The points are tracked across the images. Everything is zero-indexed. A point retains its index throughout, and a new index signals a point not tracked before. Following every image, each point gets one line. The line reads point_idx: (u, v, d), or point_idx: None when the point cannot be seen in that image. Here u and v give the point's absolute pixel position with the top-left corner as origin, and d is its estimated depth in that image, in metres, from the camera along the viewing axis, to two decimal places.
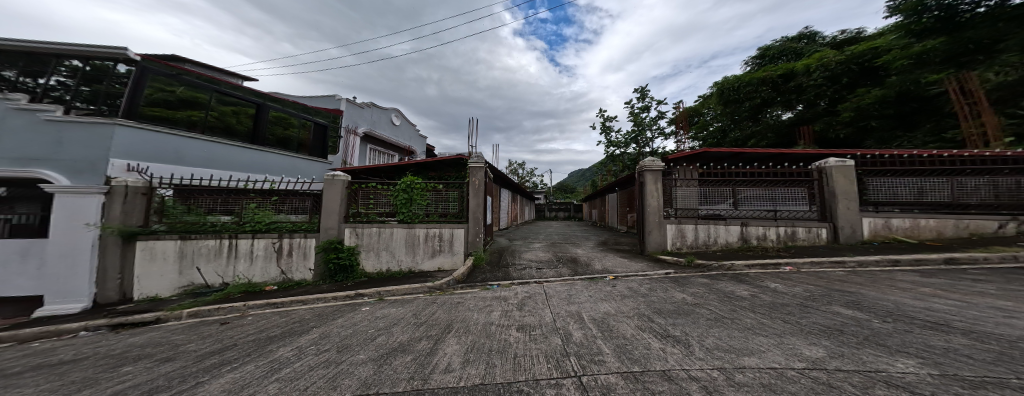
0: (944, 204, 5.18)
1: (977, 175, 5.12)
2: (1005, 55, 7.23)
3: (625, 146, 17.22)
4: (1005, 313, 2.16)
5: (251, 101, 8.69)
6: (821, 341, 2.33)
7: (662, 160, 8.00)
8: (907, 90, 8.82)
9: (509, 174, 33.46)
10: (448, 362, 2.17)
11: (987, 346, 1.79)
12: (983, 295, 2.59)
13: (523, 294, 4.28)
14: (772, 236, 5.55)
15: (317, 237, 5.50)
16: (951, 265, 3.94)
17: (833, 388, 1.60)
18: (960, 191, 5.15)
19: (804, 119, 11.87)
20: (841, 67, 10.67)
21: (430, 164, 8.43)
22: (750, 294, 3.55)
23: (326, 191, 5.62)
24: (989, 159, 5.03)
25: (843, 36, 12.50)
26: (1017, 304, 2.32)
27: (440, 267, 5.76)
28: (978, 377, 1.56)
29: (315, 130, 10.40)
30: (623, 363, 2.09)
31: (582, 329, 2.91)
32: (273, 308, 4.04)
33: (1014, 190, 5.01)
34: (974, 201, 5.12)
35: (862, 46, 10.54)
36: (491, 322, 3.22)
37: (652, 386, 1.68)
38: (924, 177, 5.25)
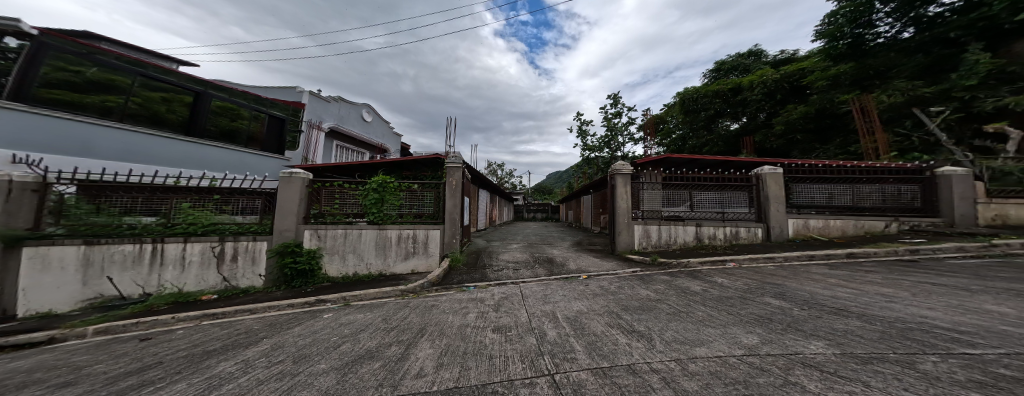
0: (846, 207, 6.06)
1: (872, 183, 6.02)
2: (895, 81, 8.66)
3: (600, 150, 17.96)
4: (886, 298, 2.59)
5: (189, 88, 7.77)
6: (757, 329, 2.61)
7: (632, 164, 8.44)
8: (824, 108, 10.15)
9: (488, 174, 33.37)
10: (421, 366, 2.13)
11: (875, 327, 2.12)
12: (872, 283, 3.09)
13: (500, 295, 4.29)
14: (722, 236, 6.09)
15: (270, 240, 5.07)
16: (850, 259, 4.62)
17: (765, 371, 1.80)
18: (858, 195, 6.04)
19: (747, 130, 13.23)
20: (776, 84, 12.06)
21: (405, 164, 8.13)
22: (702, 289, 3.88)
23: (282, 190, 5.21)
24: (878, 169, 6.00)
25: (781, 55, 14.13)
26: (894, 290, 2.79)
27: (414, 269, 5.58)
28: (868, 353, 1.84)
29: (270, 124, 9.57)
30: (594, 359, 2.18)
31: (556, 328, 2.98)
32: (211, 319, 3.63)
33: (895, 195, 6.01)
34: (869, 204, 6.03)
35: (794, 66, 12.02)
36: (468, 323, 3.20)
37: (618, 380, 1.77)
38: (833, 184, 6.09)
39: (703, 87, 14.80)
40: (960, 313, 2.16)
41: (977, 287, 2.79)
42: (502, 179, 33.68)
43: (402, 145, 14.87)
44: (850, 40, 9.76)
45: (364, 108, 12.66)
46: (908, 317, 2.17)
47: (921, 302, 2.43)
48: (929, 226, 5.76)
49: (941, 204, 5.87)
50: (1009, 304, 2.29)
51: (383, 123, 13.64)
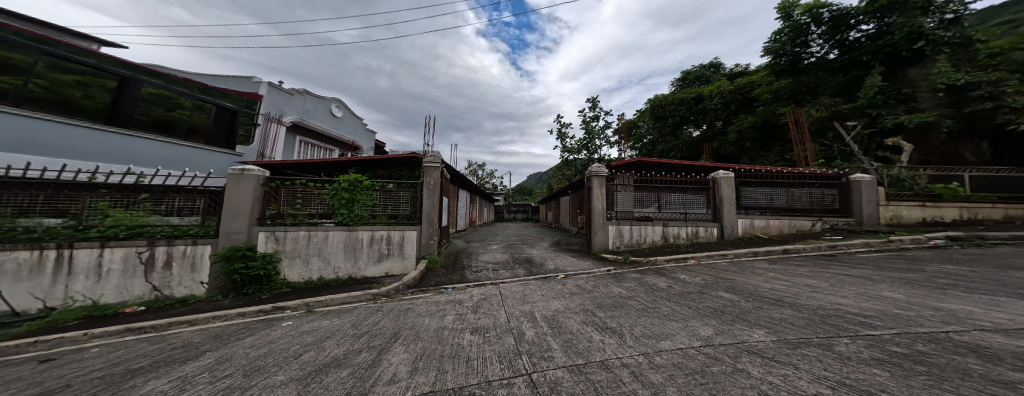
0: (783, 208, 6.74)
1: (802, 187, 6.77)
2: (822, 97, 9.95)
3: (579, 152, 18.48)
4: (811, 288, 2.93)
5: (112, 72, 6.84)
6: (712, 321, 2.80)
7: (607, 167, 8.71)
8: (767, 119, 11.31)
9: (468, 174, 32.98)
10: (394, 371, 2.04)
11: (803, 314, 2.38)
12: (802, 275, 3.48)
13: (478, 296, 4.23)
14: (686, 235, 6.52)
15: (215, 244, 4.61)
16: (786, 254, 5.15)
17: (719, 360, 1.94)
18: (792, 198, 6.74)
19: (707, 137, 14.33)
20: (731, 95, 13.25)
21: (379, 163, 7.76)
22: (667, 285, 4.12)
23: (231, 188, 4.76)
24: (804, 175, 6.81)
25: (735, 69, 15.53)
26: (817, 281, 3.17)
27: (388, 272, 5.35)
28: (798, 338, 2.06)
29: (217, 115, 8.73)
30: (569, 357, 2.22)
31: (534, 327, 3.00)
32: (136, 334, 3.20)
33: (820, 198, 6.80)
34: (801, 206, 6.75)
35: (746, 79, 13.25)
36: (444, 326, 3.11)
37: (592, 376, 1.82)
38: (774, 188, 6.74)
39: (671, 95, 15.76)
40: (865, 300, 2.49)
41: (879, 276, 3.26)
42: (483, 180, 33.54)
43: (376, 143, 14.18)
44: (786, 59, 11.38)
45: (333, 103, 11.97)
46: (828, 304, 2.47)
47: (837, 291, 2.78)
48: (847, 224, 6.66)
49: (853, 205, 6.76)
50: (898, 290, 2.69)
51: (355, 119, 12.92)
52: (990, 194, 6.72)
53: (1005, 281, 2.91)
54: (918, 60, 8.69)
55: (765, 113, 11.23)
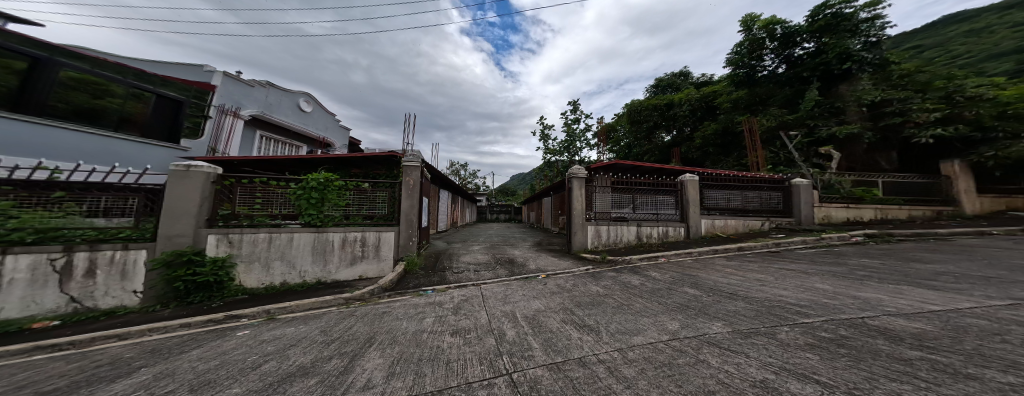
0: (740, 209, 7.30)
1: (754, 190, 7.41)
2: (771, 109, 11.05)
3: (560, 153, 18.86)
4: (761, 282, 3.21)
5: (20, 52, 5.95)
6: (679, 316, 2.96)
7: (586, 169, 8.92)
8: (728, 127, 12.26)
9: (450, 174, 32.44)
10: (368, 377, 1.94)
11: (753, 306, 2.59)
12: (754, 270, 3.80)
13: (459, 298, 4.15)
14: (657, 235, 6.87)
15: (154, 248, 4.15)
16: (741, 251, 5.61)
17: (684, 352, 2.05)
18: (747, 200, 7.34)
19: (677, 142, 15.22)
20: (698, 103, 14.18)
21: (354, 162, 7.35)
22: (640, 283, 4.31)
23: (173, 186, 4.30)
24: (755, 179, 7.46)
25: (702, 78, 16.66)
26: (766, 275, 3.48)
27: (362, 275, 5.10)
28: (752, 328, 2.22)
29: (159, 105, 7.74)
30: (549, 355, 2.24)
31: (515, 327, 3.00)
32: (52, 352, 2.78)
33: (768, 200, 7.45)
34: (754, 207, 7.36)
35: (711, 89, 14.24)
36: (423, 329, 3.01)
37: (570, 373, 1.86)
38: (732, 190, 7.30)
39: (645, 101, 16.55)
40: (801, 291, 2.78)
41: (815, 269, 3.65)
42: (465, 180, 33.19)
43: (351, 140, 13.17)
44: (743, 71, 12.19)
45: (302, 97, 10.90)
46: (772, 296, 2.71)
47: (781, 283, 3.07)
48: (789, 224, 7.39)
49: (794, 206, 7.48)
50: (825, 281, 3.04)
51: (327, 115, 11.87)
52: (895, 197, 7.82)
53: (907, 271, 3.41)
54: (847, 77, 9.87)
55: (725, 121, 12.16)
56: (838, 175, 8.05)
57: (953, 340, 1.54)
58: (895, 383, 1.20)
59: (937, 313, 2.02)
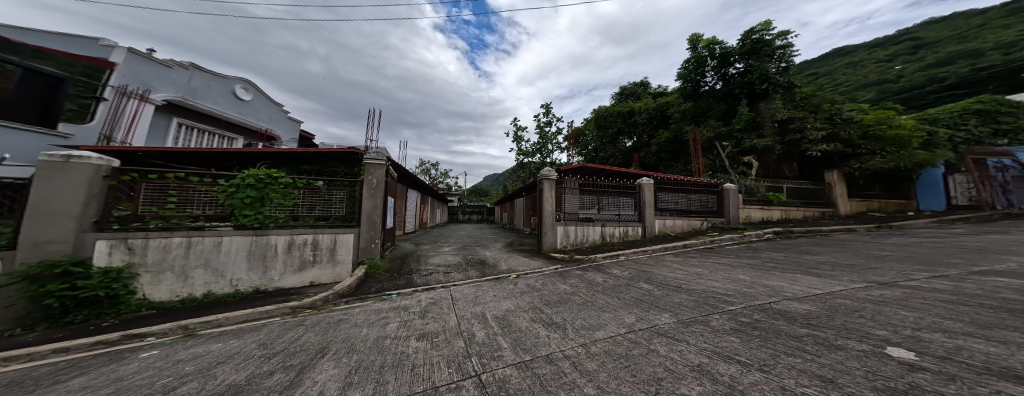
0: (686, 210, 8.12)
1: (696, 193, 8.28)
2: (711, 120, 12.44)
3: (533, 155, 19.22)
4: (702, 275, 3.59)
5: None
6: (634, 309, 3.12)
7: (557, 171, 9.17)
8: (677, 136, 13.48)
9: (420, 173, 31.15)
10: (318, 391, 1.73)
11: (696, 297, 2.86)
12: (697, 265, 4.24)
13: (427, 300, 3.88)
14: (618, 234, 7.31)
15: (13, 258, 3.24)
16: (688, 247, 6.22)
17: (639, 344, 2.19)
18: (691, 202, 8.18)
19: (637, 147, 16.40)
20: (655, 112, 15.42)
21: (306, 157, 6.66)
22: (603, 280, 4.54)
23: (45, 180, 3.42)
24: (695, 183, 8.36)
25: (658, 90, 18.22)
26: (705, 269, 3.90)
27: (313, 281, 4.62)
28: (698, 316, 2.43)
29: (27, 81, 6.10)
30: (518, 353, 2.23)
31: (484, 328, 2.92)
32: None
33: (706, 202, 8.38)
34: (697, 208, 8.24)
35: (666, 99, 15.55)
36: (386, 335, 2.74)
37: (538, 371, 1.87)
38: (680, 193, 8.09)
39: (611, 107, 17.58)
40: (728, 282, 3.17)
41: (743, 262, 4.19)
42: (436, 179, 32.10)
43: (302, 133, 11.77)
44: (690, 85, 13.15)
45: (238, 83, 9.16)
46: (708, 288, 3.05)
47: (718, 276, 3.47)
48: (722, 223, 8.38)
49: (727, 208, 8.48)
50: (746, 272, 3.53)
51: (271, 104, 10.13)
52: (795, 200, 9.36)
53: (803, 261, 4.11)
54: (763, 97, 11.59)
55: (675, 130, 13.39)
56: (757, 182, 9.34)
57: (829, 318, 1.92)
58: (791, 357, 1.43)
59: (821, 296, 2.46)
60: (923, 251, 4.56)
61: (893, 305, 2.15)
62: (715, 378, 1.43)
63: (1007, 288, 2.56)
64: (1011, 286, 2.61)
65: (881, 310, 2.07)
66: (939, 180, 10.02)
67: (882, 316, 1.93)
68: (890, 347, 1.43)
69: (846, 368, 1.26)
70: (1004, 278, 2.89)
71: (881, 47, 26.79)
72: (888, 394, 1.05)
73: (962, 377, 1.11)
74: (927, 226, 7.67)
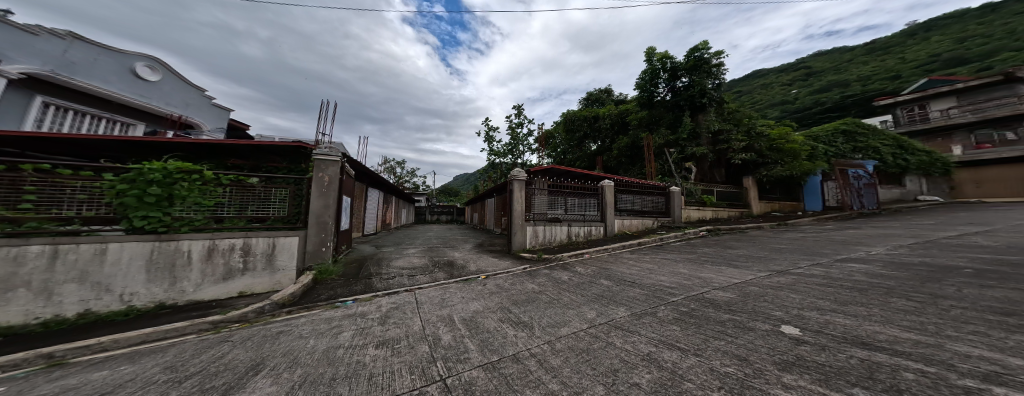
0: (641, 211, 8.87)
1: (649, 195, 9.08)
2: (661, 128, 13.44)
3: (504, 155, 19.32)
4: (654, 270, 3.92)
5: None
6: (594, 304, 3.26)
7: (526, 172, 9.30)
8: (634, 143, 14.58)
9: (384, 172, 29.24)
10: None
11: (650, 291, 3.10)
12: (651, 261, 4.63)
13: (388, 306, 3.54)
14: (583, 234, 7.68)
15: None
16: (643, 245, 6.79)
17: (599, 338, 2.30)
18: (645, 204, 8.97)
19: (599, 151, 17.33)
20: (617, 118, 16.51)
21: (237, 149, 5.73)
22: (568, 278, 4.71)
23: None
24: (648, 186, 9.17)
25: (620, 97, 19.58)
26: (655, 265, 4.29)
27: (243, 292, 4.01)
28: (651, 308, 2.63)
29: None
30: (484, 354, 2.17)
31: (451, 330, 2.77)
32: None
33: (657, 203, 9.26)
34: (649, 209, 9.05)
35: (625, 107, 16.53)
36: (339, 344, 2.40)
37: (504, 371, 1.85)
38: (636, 195, 8.81)
39: (578, 112, 18.41)
40: (673, 275, 3.53)
41: (686, 257, 4.70)
42: (401, 178, 30.39)
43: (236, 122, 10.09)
44: (645, 94, 14.07)
45: (139, 59, 7.37)
46: (656, 282, 3.36)
47: (666, 270, 3.83)
48: (669, 223, 9.33)
49: (673, 209, 9.46)
50: (686, 266, 3.97)
51: (187, 86, 8.39)
52: (721, 202, 10.89)
53: (729, 255, 4.78)
54: (699, 109, 12.91)
55: (633, 137, 14.47)
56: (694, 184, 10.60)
57: (744, 303, 2.26)
58: (719, 340, 1.63)
59: (743, 284, 2.87)
60: (815, 243, 5.63)
61: (794, 290, 2.59)
62: (660, 365, 1.56)
63: (861, 271, 3.28)
64: (861, 270, 3.36)
65: (785, 294, 2.47)
66: (818, 187, 12.33)
67: (782, 299, 2.32)
68: (783, 325, 1.75)
69: (755, 347, 1.49)
70: (856, 263, 3.72)
71: (788, 75, 32.43)
72: (783, 366, 1.27)
73: (829, 347, 1.44)
74: (817, 223, 9.47)
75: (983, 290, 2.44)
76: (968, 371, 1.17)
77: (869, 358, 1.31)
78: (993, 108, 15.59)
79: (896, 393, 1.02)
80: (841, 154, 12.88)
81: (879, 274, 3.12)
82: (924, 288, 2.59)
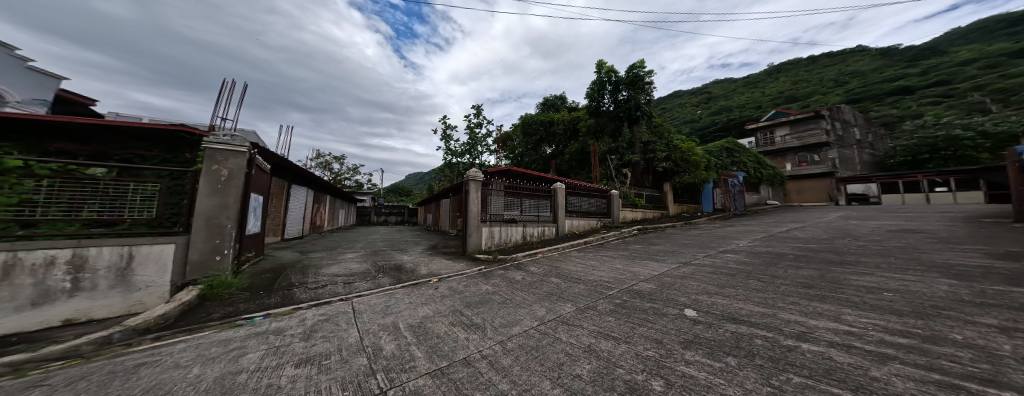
0: (588, 212, 9.69)
1: (595, 198, 10.01)
2: (604, 136, 14.94)
3: (461, 155, 18.85)
4: (596, 267, 4.32)
5: None
6: (545, 302, 3.39)
7: (484, 173, 9.21)
8: (582, 149, 15.84)
9: (319, 167, 25.40)
10: None
11: (593, 286, 3.38)
12: (594, 258, 5.07)
13: (315, 318, 3.03)
14: (538, 234, 7.98)
15: None
16: (589, 243, 7.42)
17: (547, 334, 2.40)
18: (591, 206, 9.84)
19: (554, 155, 18.32)
20: (570, 124, 17.69)
21: (70, 128, 4.07)
22: (522, 277, 4.81)
23: None
24: (594, 190, 10.06)
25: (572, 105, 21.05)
26: (598, 261, 4.71)
27: (70, 319, 2.88)
28: (594, 301, 2.86)
29: None
30: (433, 361, 2.03)
31: (395, 339, 2.52)
32: None
33: (601, 206, 10.26)
34: (594, 210, 9.97)
35: (577, 114, 17.74)
36: (241, 369, 1.94)
37: (454, 376, 1.75)
38: (584, 198, 9.60)
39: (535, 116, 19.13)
40: (611, 271, 3.93)
41: (623, 254, 5.30)
42: (339, 174, 26.79)
43: (64, 97, 8.06)
44: (593, 104, 15.35)
45: None
46: (598, 277, 3.69)
47: (606, 266, 4.25)
48: (610, 223, 10.43)
49: (613, 210, 10.61)
50: (621, 262, 4.48)
51: None
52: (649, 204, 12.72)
53: (656, 250, 5.58)
54: (635, 121, 14.66)
55: (582, 144, 15.74)
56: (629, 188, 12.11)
57: (664, 292, 2.65)
58: (643, 327, 1.86)
59: (664, 275, 3.37)
60: (715, 238, 6.98)
61: (700, 278, 3.16)
62: (599, 356, 1.69)
63: (739, 259, 4.22)
64: (734, 258, 4.33)
65: (694, 282, 2.99)
66: (710, 194, 15.07)
67: (687, 287, 2.80)
68: (686, 309, 2.10)
69: (668, 330, 1.74)
70: (735, 253, 4.79)
71: (699, 102, 39.73)
72: (686, 344, 1.52)
73: (713, 324, 1.79)
74: (714, 222, 11.89)
75: (811, 270, 3.38)
76: (798, 335, 1.59)
77: (740, 330, 1.67)
78: (809, 136, 21.42)
79: (754, 358, 1.31)
80: (722, 166, 16.32)
81: (743, 261, 4.07)
82: (770, 270, 3.47)
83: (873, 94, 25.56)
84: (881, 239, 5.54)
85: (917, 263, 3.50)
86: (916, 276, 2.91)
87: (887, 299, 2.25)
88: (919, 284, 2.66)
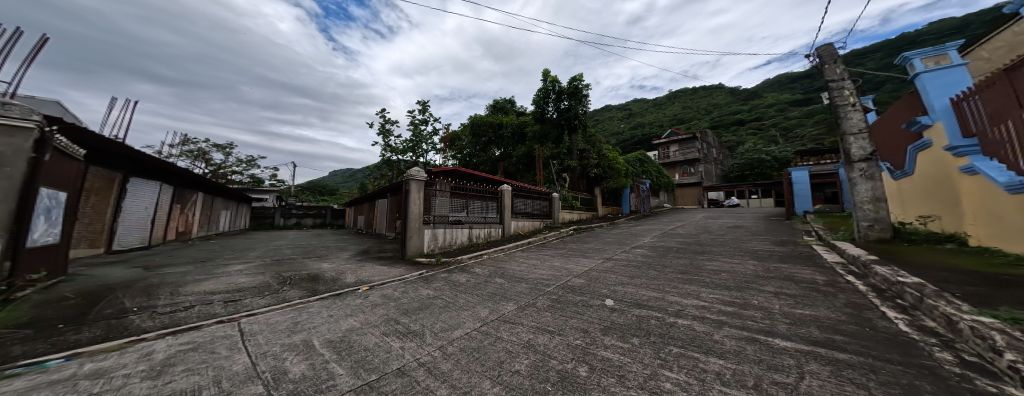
0: (532, 213, 10.19)
1: (538, 200, 10.60)
2: (547, 143, 16.04)
3: (403, 152, 17.35)
4: (536, 266, 4.57)
5: None
6: (488, 302, 3.38)
7: (427, 173, 8.65)
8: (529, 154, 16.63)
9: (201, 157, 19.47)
10: None
11: (534, 284, 3.56)
12: (537, 257, 5.34)
13: (176, 349, 2.29)
14: (483, 235, 7.95)
15: None
16: (532, 243, 7.80)
17: (488, 333, 2.40)
18: (535, 207, 10.38)
19: (501, 157, 18.62)
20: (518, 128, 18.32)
21: None
22: (466, 279, 4.69)
23: None
24: (538, 192, 10.64)
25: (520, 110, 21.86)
26: (539, 260, 4.98)
27: None
28: (534, 298, 2.99)
29: None
30: (358, 376, 1.78)
31: (308, 358, 2.11)
32: None
33: (543, 208, 10.94)
34: (538, 212, 10.56)
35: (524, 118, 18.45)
36: None
37: (384, 389, 1.56)
38: (529, 199, 10.06)
39: (484, 117, 19.13)
40: (549, 269, 4.22)
41: (561, 252, 5.72)
42: None
43: None
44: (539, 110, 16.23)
45: None
46: (538, 276, 3.90)
47: (546, 265, 4.52)
48: (551, 223, 11.21)
49: (554, 212, 11.46)
50: (559, 260, 4.85)
51: None
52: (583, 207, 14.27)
53: (589, 247, 6.27)
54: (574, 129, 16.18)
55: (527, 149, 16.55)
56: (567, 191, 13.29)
57: (591, 285, 2.97)
58: (572, 318, 2.05)
59: (593, 270, 3.81)
60: (631, 235, 8.33)
61: (620, 271, 3.68)
62: (535, 349, 1.78)
63: (648, 253, 5.10)
64: (641, 252, 5.22)
65: (616, 274, 3.46)
66: (628, 198, 17.72)
67: (607, 279, 3.22)
68: (607, 299, 2.39)
69: (592, 319, 1.96)
70: (643, 247, 5.81)
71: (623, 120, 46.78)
72: (605, 330, 1.74)
73: (623, 309, 2.11)
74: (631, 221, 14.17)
75: (694, 258, 4.34)
76: (677, 312, 2.01)
77: (641, 313, 2.00)
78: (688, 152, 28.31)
79: (650, 336, 1.59)
80: (636, 175, 19.57)
81: (647, 254, 4.96)
82: (663, 260, 4.32)
83: (727, 124, 35.06)
84: (725, 232, 7.63)
85: (749, 249, 4.93)
86: (741, 259, 4.10)
87: (726, 277, 3.07)
88: (748, 263, 3.75)
